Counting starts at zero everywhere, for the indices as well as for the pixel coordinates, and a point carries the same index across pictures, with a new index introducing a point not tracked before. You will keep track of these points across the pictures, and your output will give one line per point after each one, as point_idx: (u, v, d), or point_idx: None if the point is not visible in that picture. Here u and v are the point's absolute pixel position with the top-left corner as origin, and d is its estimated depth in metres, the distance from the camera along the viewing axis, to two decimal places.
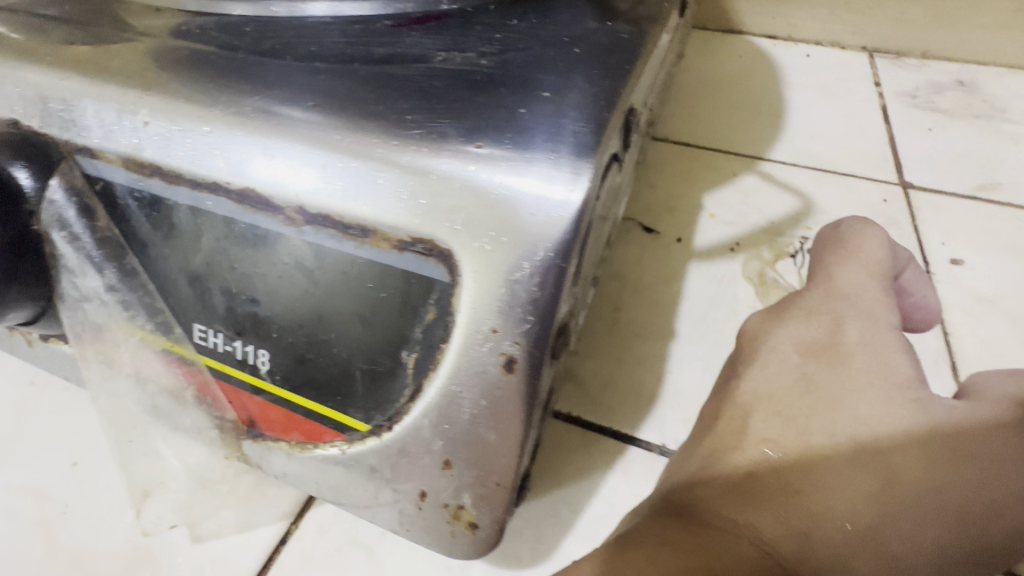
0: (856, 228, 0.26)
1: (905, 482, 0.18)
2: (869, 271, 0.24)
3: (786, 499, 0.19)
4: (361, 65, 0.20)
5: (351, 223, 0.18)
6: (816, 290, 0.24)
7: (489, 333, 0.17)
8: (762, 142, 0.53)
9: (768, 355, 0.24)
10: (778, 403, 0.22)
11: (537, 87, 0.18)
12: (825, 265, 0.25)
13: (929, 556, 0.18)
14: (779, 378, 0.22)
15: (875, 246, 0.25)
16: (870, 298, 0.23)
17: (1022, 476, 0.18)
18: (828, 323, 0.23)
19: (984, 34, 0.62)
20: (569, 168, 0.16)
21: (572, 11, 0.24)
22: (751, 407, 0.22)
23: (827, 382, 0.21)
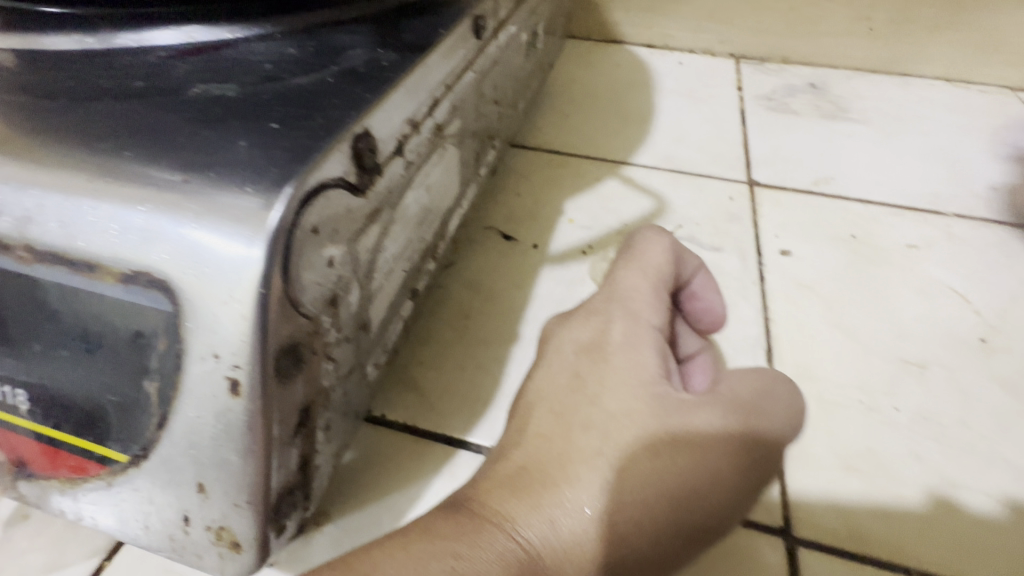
0: (648, 236, 0.27)
1: (639, 469, 0.22)
2: (648, 275, 0.26)
3: (546, 489, 0.21)
4: (109, 100, 0.21)
5: (77, 258, 0.18)
6: (600, 293, 0.26)
7: (213, 359, 0.17)
8: (628, 147, 0.56)
9: (553, 356, 0.25)
10: (554, 400, 0.23)
11: (270, 118, 0.19)
12: (613, 270, 0.27)
13: (646, 532, 0.21)
14: (557, 377, 0.24)
15: (659, 252, 0.26)
16: (642, 301, 0.25)
17: (723, 463, 0.23)
18: (601, 325, 0.24)
19: (832, 41, 0.67)
20: (271, 195, 0.17)
21: (351, 39, 0.26)
22: (534, 404, 0.23)
23: (594, 381, 0.23)
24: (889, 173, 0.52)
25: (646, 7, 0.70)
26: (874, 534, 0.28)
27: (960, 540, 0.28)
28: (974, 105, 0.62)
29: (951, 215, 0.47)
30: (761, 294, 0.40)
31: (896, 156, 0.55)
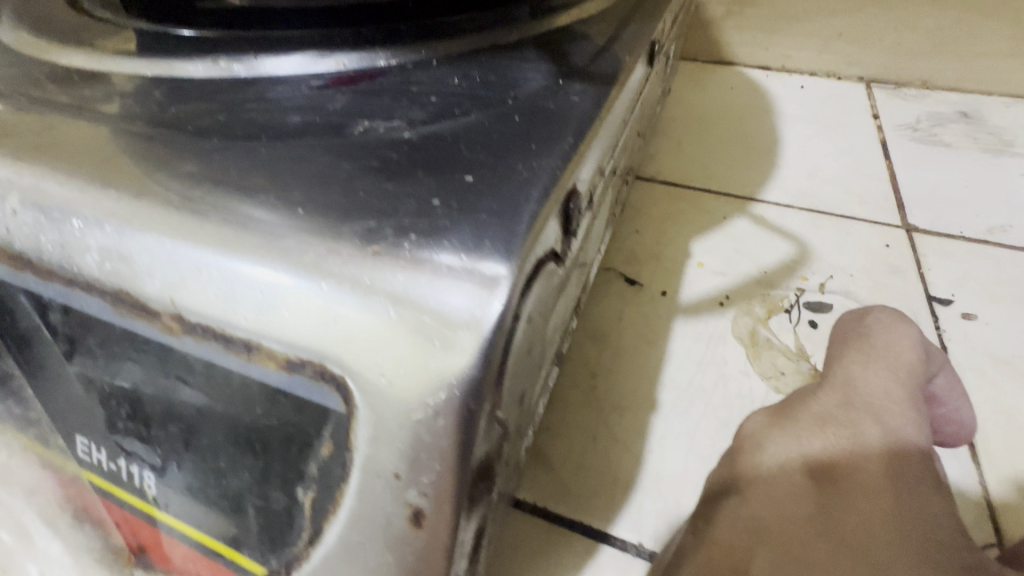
0: (885, 322, 0.21)
1: None
2: (896, 374, 0.20)
3: None
4: (268, 140, 0.18)
5: (233, 335, 0.15)
6: (834, 395, 0.19)
7: (391, 478, 0.14)
8: (754, 180, 0.50)
9: (776, 473, 0.18)
10: (796, 544, 0.16)
11: (461, 168, 0.16)
12: (846, 361, 0.20)
13: None
14: (795, 509, 0.17)
15: (911, 346, 0.21)
16: (897, 415, 0.19)
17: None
18: (850, 440, 0.18)
19: (987, 64, 0.59)
20: (483, 274, 0.13)
21: (520, 68, 0.22)
22: (759, 542, 0.17)
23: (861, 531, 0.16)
24: None
25: (763, 26, 0.64)
26: None
27: None
28: None
29: None
30: None
31: None
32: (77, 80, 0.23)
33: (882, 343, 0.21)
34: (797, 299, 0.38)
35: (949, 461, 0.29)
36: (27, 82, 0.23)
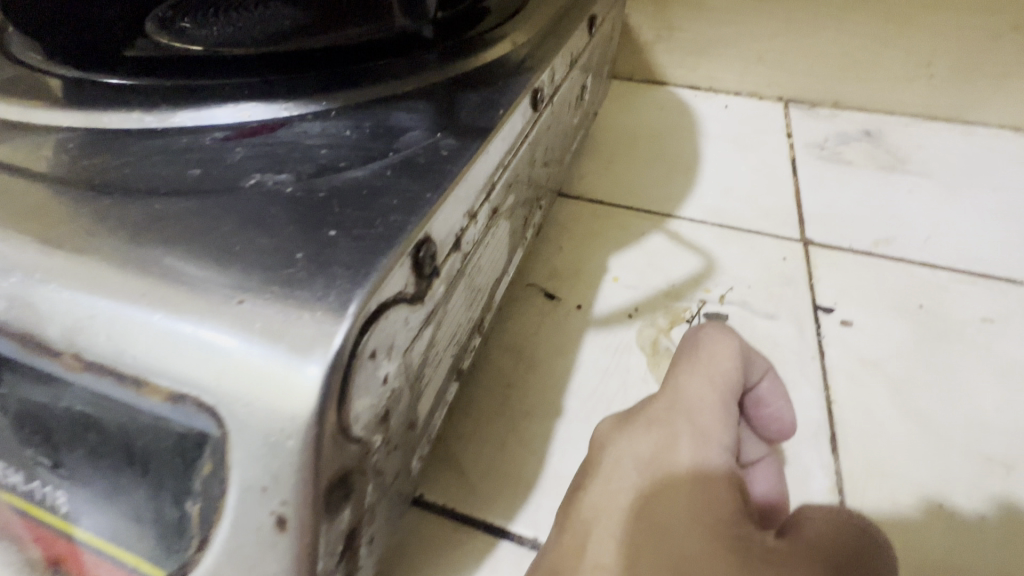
0: (713, 336, 0.25)
1: None
2: (715, 384, 0.24)
3: None
4: (166, 194, 0.20)
5: (125, 372, 0.17)
6: (662, 400, 0.23)
7: (258, 491, 0.16)
8: (673, 198, 0.54)
9: (608, 469, 0.21)
10: (612, 529, 0.19)
11: (328, 225, 0.18)
12: (677, 371, 0.24)
13: None
14: (616, 499, 0.20)
15: (723, 361, 0.24)
16: (709, 416, 0.22)
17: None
18: (665, 437, 0.22)
19: (889, 87, 0.64)
20: (327, 321, 0.16)
21: (408, 120, 0.25)
22: (591, 528, 0.20)
23: (660, 510, 0.19)
24: (956, 233, 0.49)
25: (690, 49, 0.69)
26: None
27: None
28: None
29: None
30: (822, 371, 0.37)
31: (965, 214, 0.51)
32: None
33: (703, 356, 0.25)
34: (698, 311, 0.41)
35: (811, 454, 0.33)
36: None
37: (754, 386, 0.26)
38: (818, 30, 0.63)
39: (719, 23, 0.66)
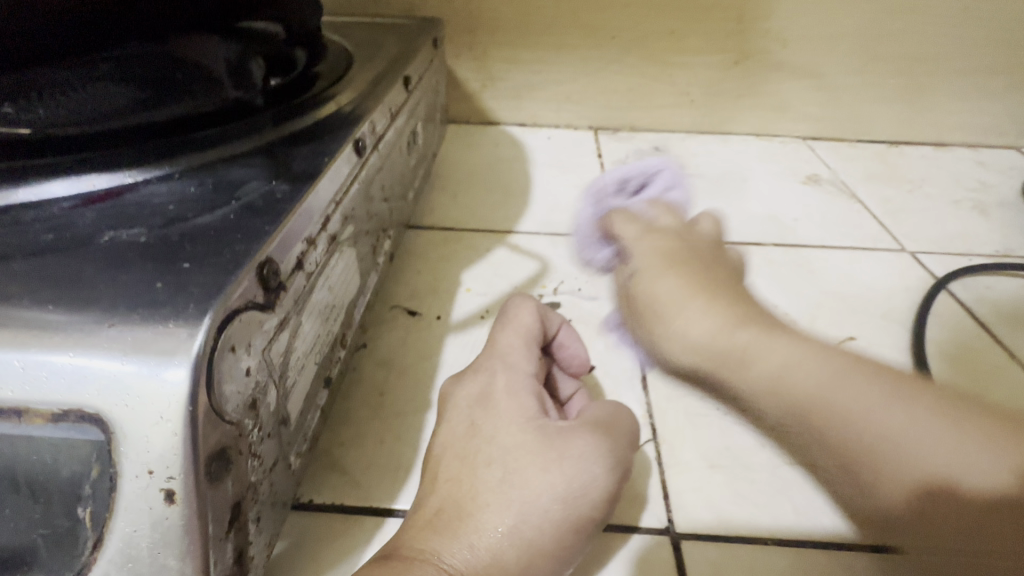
0: (516, 301, 0.34)
1: (535, 484, 0.26)
2: (520, 332, 0.32)
3: (457, 521, 0.25)
4: (21, 258, 0.23)
5: (4, 407, 0.20)
6: (484, 353, 0.32)
7: (147, 475, 0.20)
8: (512, 217, 0.63)
9: (451, 412, 0.30)
10: (456, 447, 0.28)
11: (181, 261, 0.23)
12: (494, 332, 0.33)
13: (548, 533, 0.25)
14: (456, 427, 0.29)
15: (520, 322, 0.32)
16: (516, 354, 0.31)
17: (595, 471, 0.27)
18: (485, 377, 0.30)
19: (667, 112, 0.82)
20: (188, 328, 0.20)
21: (247, 174, 0.30)
22: (441, 455, 0.28)
23: (486, 425, 0.28)
24: (721, 217, 0.64)
25: (511, 94, 0.81)
26: (738, 517, 0.34)
27: (803, 510, 0.35)
28: (777, 156, 0.78)
29: (770, 245, 0.59)
30: None
31: (726, 200, 0.68)
32: None
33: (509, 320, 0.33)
34: None
35: (628, 393, 0.42)
36: None
37: (554, 334, 0.35)
38: (606, 72, 0.78)
39: (530, 71, 0.78)
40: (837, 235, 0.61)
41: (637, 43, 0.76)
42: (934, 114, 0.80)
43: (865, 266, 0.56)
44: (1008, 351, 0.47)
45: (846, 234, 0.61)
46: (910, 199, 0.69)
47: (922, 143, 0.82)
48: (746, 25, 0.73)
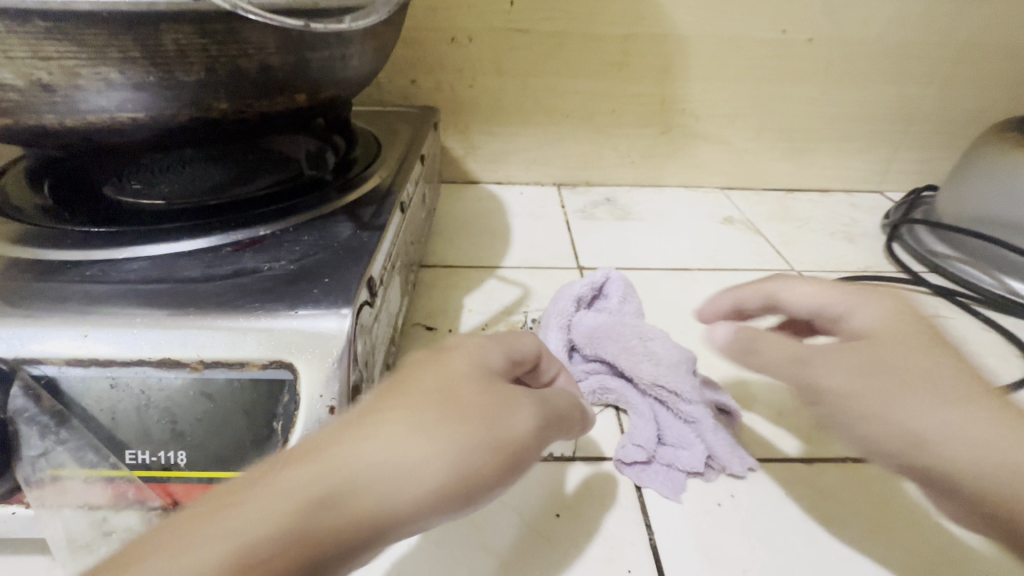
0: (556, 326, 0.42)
1: (455, 407, 0.28)
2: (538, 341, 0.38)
3: (370, 414, 0.27)
4: (220, 280, 0.38)
5: (234, 361, 0.34)
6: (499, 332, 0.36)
7: (318, 397, 0.34)
8: (498, 256, 0.80)
9: (428, 359, 0.31)
10: (410, 376, 0.30)
11: (323, 277, 0.38)
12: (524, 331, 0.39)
13: (427, 454, 0.26)
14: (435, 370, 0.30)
15: (499, 347, 0.33)
16: (519, 341, 0.36)
17: (524, 435, 0.30)
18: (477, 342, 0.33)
19: (614, 170, 1.02)
20: (341, 312, 0.36)
21: (338, 227, 0.46)
22: (406, 371, 0.30)
23: (448, 361, 0.31)
24: (659, 251, 0.83)
25: (489, 159, 1.00)
26: None
27: None
28: (702, 202, 0.99)
29: (696, 269, 0.78)
30: None
31: (663, 238, 0.87)
32: (72, 265, 0.40)
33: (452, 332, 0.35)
34: (524, 318, 0.66)
35: None
36: (36, 269, 0.39)
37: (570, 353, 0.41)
38: (564, 141, 0.98)
39: (504, 140, 0.98)
40: (745, 261, 0.81)
41: (586, 120, 0.96)
42: (816, 167, 1.04)
43: (764, 282, 0.75)
44: None
45: (751, 260, 0.81)
46: (800, 232, 0.90)
47: (809, 190, 1.05)
48: (669, 106, 0.94)
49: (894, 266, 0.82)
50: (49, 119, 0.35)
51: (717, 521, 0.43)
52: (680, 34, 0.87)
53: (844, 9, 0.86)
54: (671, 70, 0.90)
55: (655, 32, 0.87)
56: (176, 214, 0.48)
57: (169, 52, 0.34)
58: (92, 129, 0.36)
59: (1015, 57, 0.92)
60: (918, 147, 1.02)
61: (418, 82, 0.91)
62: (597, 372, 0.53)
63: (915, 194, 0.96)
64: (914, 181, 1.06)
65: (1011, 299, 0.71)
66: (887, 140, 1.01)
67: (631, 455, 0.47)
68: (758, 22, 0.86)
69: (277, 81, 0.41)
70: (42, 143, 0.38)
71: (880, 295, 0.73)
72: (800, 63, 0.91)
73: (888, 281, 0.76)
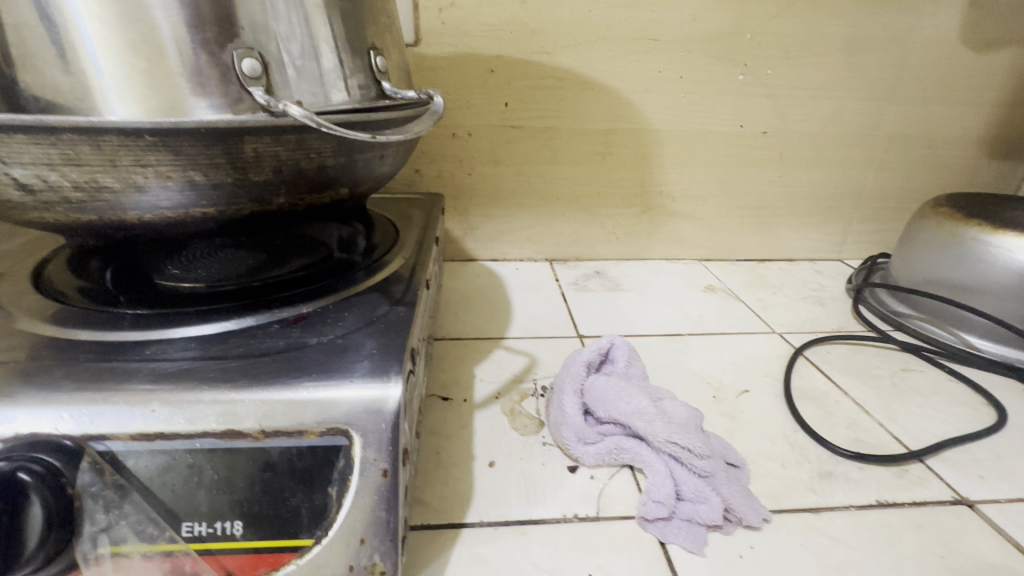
0: None
1: None
2: None
3: None
4: (274, 353, 0.42)
5: (293, 429, 0.37)
6: None
7: (372, 460, 0.37)
8: (502, 327, 0.84)
9: None
10: None
11: (370, 349, 0.42)
12: None
13: None
14: None
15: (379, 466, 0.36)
16: None
17: None
18: None
19: (601, 245, 1.11)
20: (392, 379, 0.39)
21: (374, 303, 0.50)
22: None
23: None
24: (652, 318, 0.89)
25: (486, 238, 1.07)
26: None
27: None
28: (684, 273, 1.08)
29: (687, 334, 0.84)
30: None
31: (653, 306, 0.94)
32: (131, 345, 0.42)
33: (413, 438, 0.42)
34: (535, 385, 0.70)
35: None
36: (97, 350, 0.42)
37: None
38: (555, 221, 1.07)
39: (500, 221, 1.06)
40: (731, 325, 0.87)
41: (575, 202, 1.05)
42: (782, 239, 1.15)
43: (750, 343, 0.82)
44: (843, 390, 0.71)
45: (736, 324, 0.88)
46: (776, 298, 0.98)
47: (777, 260, 1.16)
48: (648, 189, 1.05)
49: (863, 326, 0.90)
50: (131, 212, 0.40)
51: (742, 572, 0.45)
52: (654, 129, 0.99)
53: (791, 108, 1.00)
54: (648, 158, 1.02)
55: (633, 127, 0.99)
56: (225, 292, 0.51)
57: (247, 158, 0.40)
58: (165, 219, 0.41)
59: (937, 144, 1.07)
60: (868, 220, 1.15)
61: (422, 171, 0.99)
62: (612, 434, 0.57)
63: (873, 260, 1.07)
64: (868, 250, 1.18)
65: (970, 353, 0.79)
66: (841, 215, 1.13)
67: (656, 513, 0.49)
68: (720, 118, 0.99)
69: (328, 177, 0.47)
70: (114, 230, 0.42)
71: (856, 353, 0.80)
72: (759, 151, 1.04)
73: (860, 340, 0.83)
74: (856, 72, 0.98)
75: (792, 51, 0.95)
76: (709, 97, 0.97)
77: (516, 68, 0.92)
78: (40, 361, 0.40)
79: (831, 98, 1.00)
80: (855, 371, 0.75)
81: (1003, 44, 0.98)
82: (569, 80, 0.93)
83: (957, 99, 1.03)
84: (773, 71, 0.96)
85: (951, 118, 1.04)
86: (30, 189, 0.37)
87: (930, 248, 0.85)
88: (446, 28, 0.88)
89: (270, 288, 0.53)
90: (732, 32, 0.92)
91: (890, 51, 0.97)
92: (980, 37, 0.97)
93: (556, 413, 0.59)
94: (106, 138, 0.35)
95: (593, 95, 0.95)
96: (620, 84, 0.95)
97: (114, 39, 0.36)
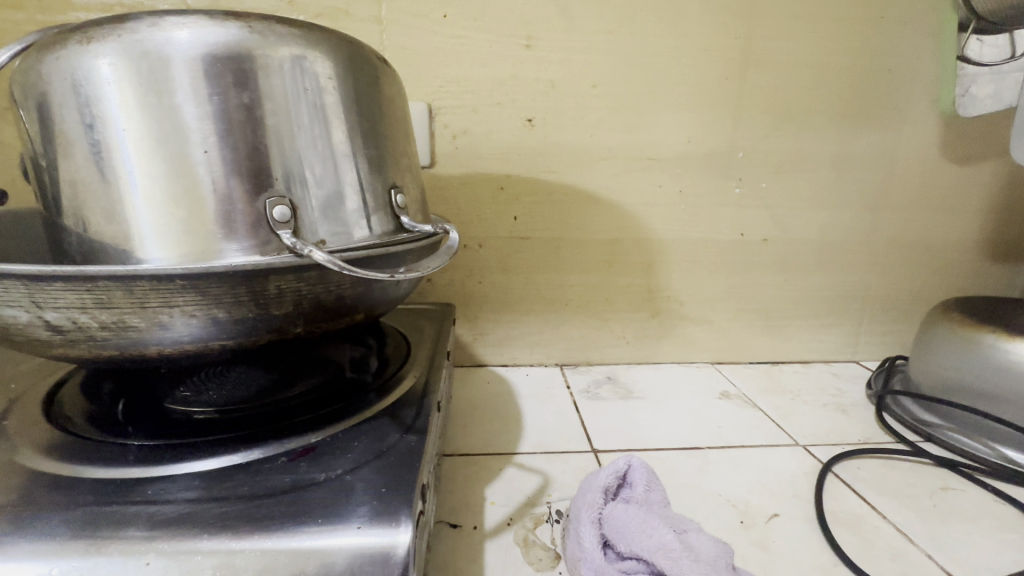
0: None
1: None
2: None
3: None
4: (280, 493, 0.40)
5: None
6: None
7: None
8: (513, 440, 0.82)
9: None
10: None
11: (379, 487, 0.41)
12: None
13: None
14: None
15: None
16: None
17: None
18: None
19: (611, 350, 1.10)
20: (402, 523, 0.37)
21: (384, 430, 0.49)
22: None
23: None
24: (668, 429, 0.86)
25: (496, 344, 1.07)
26: None
27: None
28: (697, 378, 1.06)
29: (706, 447, 0.80)
30: None
31: (668, 415, 0.91)
32: (134, 483, 0.41)
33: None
34: (548, 510, 0.65)
35: None
36: (98, 489, 0.40)
37: None
38: (565, 326, 1.08)
39: (510, 327, 1.07)
40: (751, 436, 0.84)
41: (584, 307, 1.07)
42: (793, 341, 1.14)
43: (774, 458, 0.78)
44: (881, 513, 0.66)
45: (756, 436, 0.84)
46: (795, 405, 0.95)
47: (791, 363, 1.14)
48: (655, 294, 1.07)
49: (890, 435, 0.86)
50: (153, 347, 0.40)
51: None
52: (657, 238, 1.03)
53: (788, 217, 1.04)
54: (654, 265, 1.05)
55: (636, 237, 1.03)
56: (236, 419, 0.51)
57: (270, 294, 0.41)
58: (185, 352, 0.42)
59: (935, 248, 1.10)
60: (878, 322, 1.14)
61: (433, 280, 1.02)
62: (635, 572, 0.52)
63: (889, 364, 1.05)
64: (883, 351, 1.17)
65: (1010, 469, 0.74)
66: (850, 316, 1.13)
67: None
68: (720, 227, 1.04)
69: (345, 307, 0.48)
70: (134, 364, 0.43)
71: (887, 468, 0.76)
72: (761, 257, 1.06)
73: (891, 453, 0.79)
74: (846, 184, 1.04)
75: (783, 167, 1.01)
76: (708, 208, 1.02)
77: (524, 186, 0.98)
78: (41, 503, 0.39)
79: (825, 207, 1.05)
80: (889, 490, 0.71)
81: (983, 157, 1.04)
82: (574, 195, 0.99)
83: (948, 206, 1.07)
84: (767, 184, 1.02)
85: (945, 224, 1.08)
86: (59, 330, 0.38)
87: (944, 354, 0.84)
88: (459, 152, 0.95)
89: (280, 411, 0.53)
90: (724, 151, 0.99)
91: (875, 166, 1.03)
92: (958, 151, 1.04)
93: (573, 546, 0.55)
94: (139, 283, 0.36)
95: (597, 208, 1.00)
96: (622, 198, 1.00)
97: (159, 192, 0.39)
